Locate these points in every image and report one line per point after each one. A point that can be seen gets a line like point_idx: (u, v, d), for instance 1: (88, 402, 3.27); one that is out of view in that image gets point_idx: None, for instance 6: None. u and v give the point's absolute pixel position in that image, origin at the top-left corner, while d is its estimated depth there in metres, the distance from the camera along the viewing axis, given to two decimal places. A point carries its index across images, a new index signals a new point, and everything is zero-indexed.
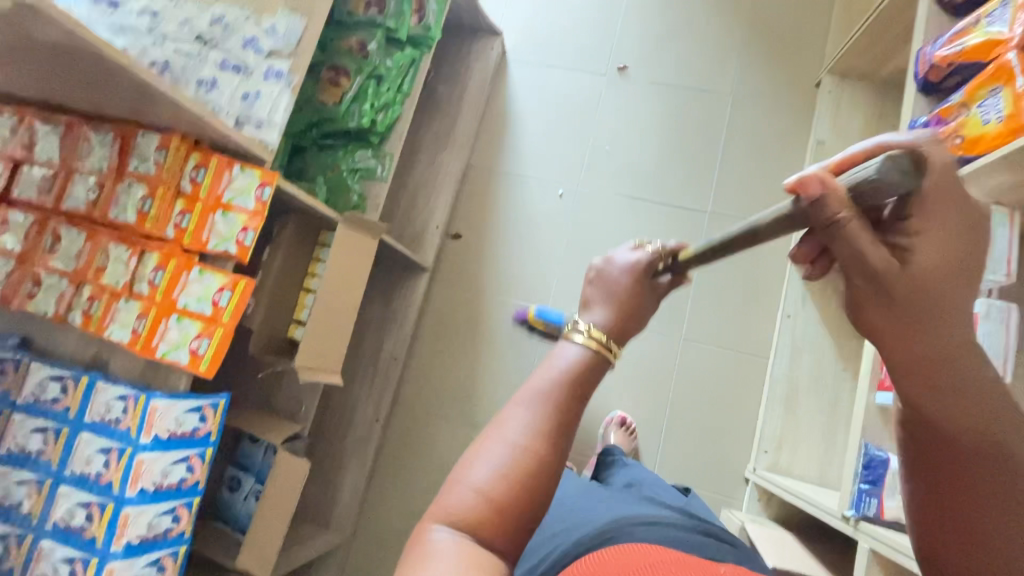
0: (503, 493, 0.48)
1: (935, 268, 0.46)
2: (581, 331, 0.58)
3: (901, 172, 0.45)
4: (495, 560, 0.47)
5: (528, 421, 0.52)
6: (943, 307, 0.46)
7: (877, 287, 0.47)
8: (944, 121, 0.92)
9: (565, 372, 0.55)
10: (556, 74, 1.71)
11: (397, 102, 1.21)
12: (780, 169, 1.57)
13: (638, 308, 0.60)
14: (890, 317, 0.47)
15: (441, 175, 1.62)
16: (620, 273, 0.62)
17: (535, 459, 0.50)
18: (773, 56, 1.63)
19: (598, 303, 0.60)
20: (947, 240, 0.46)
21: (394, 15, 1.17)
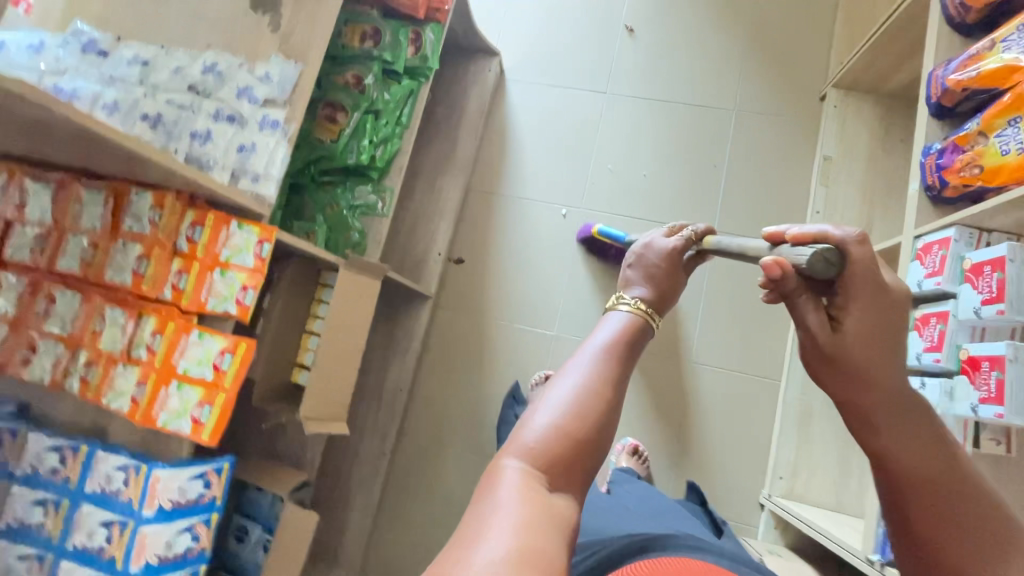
0: (575, 428, 0.51)
1: (864, 334, 0.56)
2: (627, 302, 0.68)
3: (825, 263, 0.56)
4: (562, 493, 0.49)
5: (590, 369, 0.56)
6: (877, 368, 0.56)
7: (816, 348, 0.58)
8: (960, 149, 0.89)
9: (614, 333, 0.62)
10: (555, 93, 1.69)
11: (395, 135, 1.17)
12: (787, 185, 1.54)
13: (670, 287, 0.73)
14: (831, 371, 0.58)
15: (442, 200, 1.59)
16: (656, 257, 0.75)
17: (599, 402, 0.54)
18: (776, 71, 1.60)
19: (640, 281, 0.72)
20: (873, 315, 0.56)
21: (390, 47, 1.15)
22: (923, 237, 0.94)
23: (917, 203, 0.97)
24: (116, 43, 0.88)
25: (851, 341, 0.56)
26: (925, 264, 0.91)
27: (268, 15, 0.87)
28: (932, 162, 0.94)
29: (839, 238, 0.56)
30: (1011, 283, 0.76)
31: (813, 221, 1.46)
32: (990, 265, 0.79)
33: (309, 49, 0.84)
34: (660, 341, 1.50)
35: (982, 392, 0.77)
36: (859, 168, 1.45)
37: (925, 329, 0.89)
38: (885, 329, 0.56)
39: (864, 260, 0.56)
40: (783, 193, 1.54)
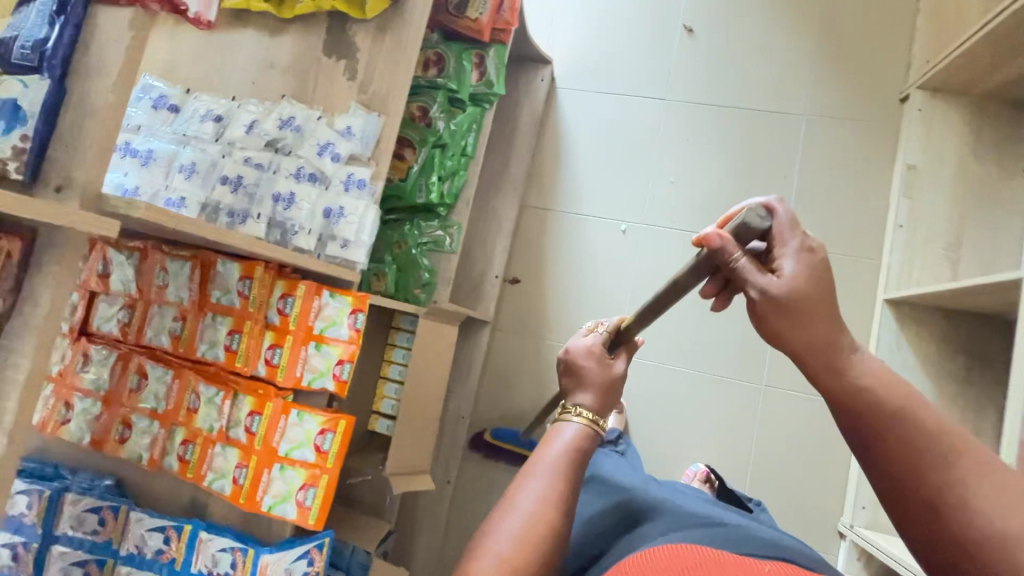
0: (522, 560, 0.54)
1: (802, 280, 0.55)
2: (574, 412, 0.64)
3: (758, 218, 0.56)
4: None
5: (538, 494, 0.58)
6: (819, 319, 0.54)
7: (768, 301, 0.54)
8: None
9: (562, 449, 0.61)
10: (610, 101, 1.60)
11: (462, 167, 1.11)
12: (864, 196, 1.45)
13: (613, 381, 0.67)
14: (784, 321, 0.54)
15: (496, 220, 1.54)
16: (587, 361, 0.67)
17: (547, 529, 0.56)
18: (850, 71, 1.50)
19: (584, 382, 0.66)
20: (808, 257, 0.56)
21: (454, 75, 1.09)
22: None
23: None
24: (185, 97, 0.84)
25: (793, 289, 0.54)
26: None
27: (344, 61, 0.81)
28: None
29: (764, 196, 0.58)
30: None
31: (896, 235, 1.37)
32: None
33: (390, 97, 0.79)
34: (728, 363, 1.44)
35: None
36: (947, 177, 1.35)
37: None
38: (821, 270, 0.55)
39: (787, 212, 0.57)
40: (860, 204, 1.45)
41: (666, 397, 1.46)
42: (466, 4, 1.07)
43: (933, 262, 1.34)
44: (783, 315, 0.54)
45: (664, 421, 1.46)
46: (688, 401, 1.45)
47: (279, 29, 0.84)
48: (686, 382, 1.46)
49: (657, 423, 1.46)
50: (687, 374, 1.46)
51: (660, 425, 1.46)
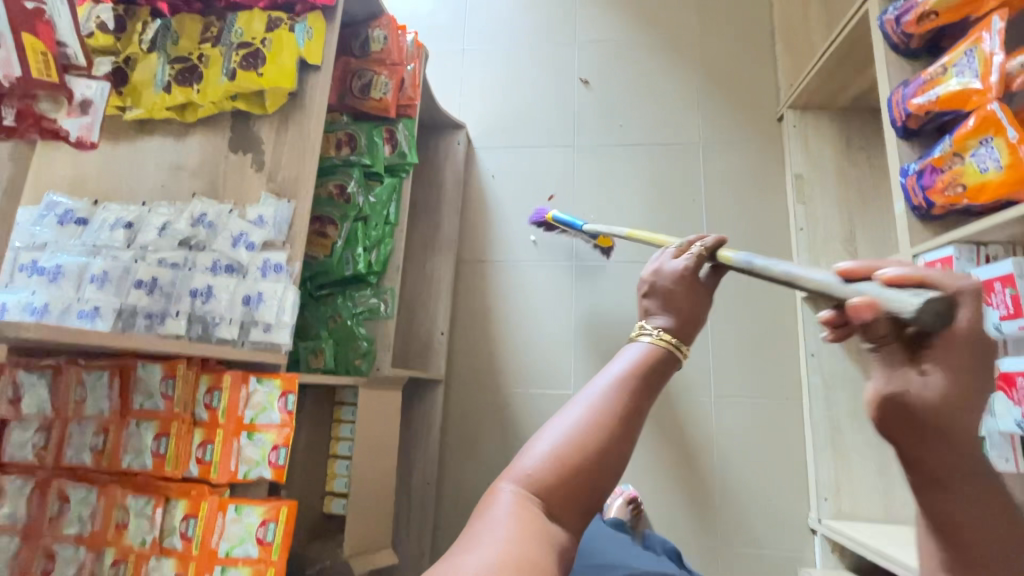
0: (575, 459, 0.49)
1: (954, 399, 0.41)
2: (649, 333, 0.59)
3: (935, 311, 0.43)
4: (559, 520, 0.48)
5: (601, 398, 0.52)
6: (953, 452, 0.42)
7: (894, 408, 0.43)
8: (938, 169, 0.93)
9: (630, 364, 0.56)
10: (526, 152, 1.72)
11: (387, 235, 1.15)
12: (765, 206, 1.58)
13: (694, 315, 0.63)
14: (915, 438, 0.43)
15: (435, 278, 1.59)
16: (673, 281, 0.65)
17: (606, 434, 0.50)
18: (732, 99, 1.67)
19: (670, 304, 0.63)
20: (971, 370, 0.42)
21: (366, 150, 1.15)
22: (922, 255, 0.97)
23: (907, 222, 1.00)
24: (93, 208, 0.85)
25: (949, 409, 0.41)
26: None
27: (250, 154, 0.85)
28: (913, 184, 0.98)
29: (957, 286, 0.43)
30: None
31: (799, 238, 1.50)
32: (1001, 282, 0.81)
33: (299, 182, 0.83)
34: (677, 380, 1.50)
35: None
36: (832, 180, 1.50)
37: None
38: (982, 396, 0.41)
39: (975, 329, 0.42)
40: (765, 214, 1.58)
41: None
42: (369, 87, 1.16)
43: (838, 257, 1.46)
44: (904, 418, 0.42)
45: None
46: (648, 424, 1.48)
47: (184, 132, 0.88)
48: None
49: None
50: None
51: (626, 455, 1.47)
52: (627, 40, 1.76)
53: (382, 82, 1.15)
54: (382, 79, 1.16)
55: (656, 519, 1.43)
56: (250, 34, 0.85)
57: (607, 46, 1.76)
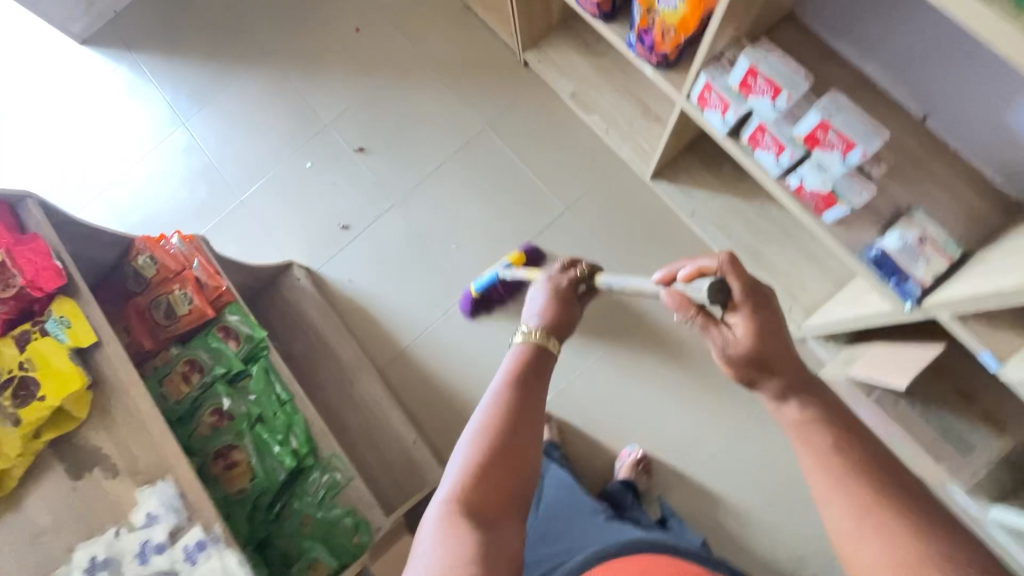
0: (488, 455, 0.69)
1: (758, 336, 0.74)
2: (524, 333, 0.87)
3: (721, 288, 0.76)
4: (484, 509, 0.65)
5: (497, 404, 0.73)
6: (777, 353, 0.73)
7: (734, 357, 0.75)
8: (648, 27, 1.02)
9: (522, 364, 0.81)
10: (360, 242, 1.71)
11: (292, 414, 1.07)
12: (569, 133, 1.66)
13: (570, 316, 0.92)
14: (762, 370, 0.73)
15: (369, 403, 1.50)
16: (556, 286, 0.98)
17: (506, 432, 0.71)
18: (478, 75, 1.74)
19: (558, 297, 0.95)
20: (764, 323, 0.75)
21: (215, 362, 1.09)
22: (690, 93, 1.05)
23: (661, 79, 1.08)
24: None
25: (757, 346, 0.73)
26: (713, 108, 1.01)
27: (97, 468, 0.77)
28: (642, 49, 1.06)
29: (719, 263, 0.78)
30: (772, 76, 0.88)
31: (612, 136, 1.58)
32: (751, 76, 0.90)
33: (163, 453, 0.77)
34: (619, 313, 1.53)
35: (838, 150, 0.86)
36: (599, 80, 1.61)
37: (761, 143, 0.99)
38: (765, 320, 0.75)
39: (747, 288, 0.76)
40: (575, 138, 1.65)
41: (612, 382, 1.51)
42: (172, 308, 1.10)
43: (651, 128, 1.56)
44: (744, 358, 0.74)
45: (629, 396, 1.49)
46: (628, 365, 1.51)
47: (9, 501, 0.76)
48: (613, 356, 1.52)
49: (628, 405, 1.49)
50: (607, 351, 1.52)
51: (631, 404, 1.49)
52: (366, 95, 1.80)
53: (179, 296, 1.10)
54: (178, 293, 1.10)
55: (696, 433, 1.47)
56: (7, 367, 0.78)
57: (355, 112, 1.80)
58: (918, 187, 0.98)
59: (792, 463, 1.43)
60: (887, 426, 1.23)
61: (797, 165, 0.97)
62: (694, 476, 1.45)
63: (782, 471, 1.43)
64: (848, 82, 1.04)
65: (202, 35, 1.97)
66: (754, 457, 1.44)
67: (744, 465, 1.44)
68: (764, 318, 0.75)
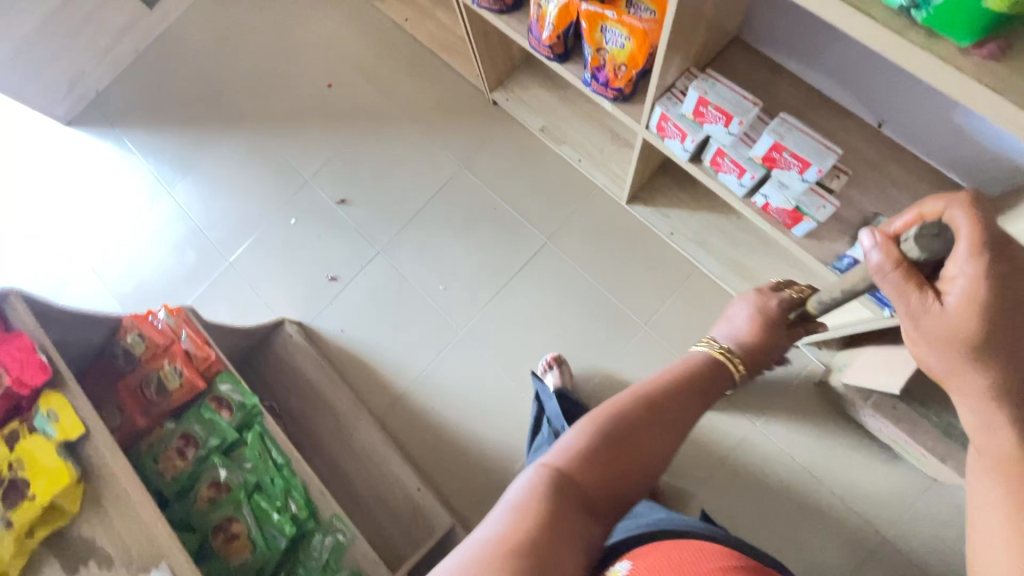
0: (598, 430, 0.76)
1: (970, 306, 0.61)
2: (711, 342, 1.04)
3: (934, 238, 0.62)
4: (586, 480, 0.70)
5: (623, 398, 0.82)
6: (993, 331, 0.61)
7: (924, 323, 0.65)
8: (601, 66, 1.04)
9: (678, 373, 0.91)
10: (350, 292, 1.73)
11: (290, 478, 1.07)
12: (544, 165, 1.69)
13: (769, 341, 1.03)
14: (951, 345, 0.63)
15: (370, 454, 1.49)
16: (769, 303, 1.04)
17: (620, 417, 0.78)
18: (450, 118, 1.78)
19: (769, 312, 1.03)
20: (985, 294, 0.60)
21: (209, 434, 1.09)
22: (649, 123, 1.07)
23: (619, 112, 1.10)
24: None
25: (965, 323, 0.62)
26: (672, 137, 1.04)
27: (93, 562, 0.77)
28: (597, 86, 1.08)
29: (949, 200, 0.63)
30: (722, 104, 0.90)
31: (585, 167, 1.61)
32: (702, 105, 0.92)
33: (157, 541, 0.77)
34: (610, 340, 1.56)
35: (795, 168, 0.88)
36: (567, 112, 1.65)
37: (722, 166, 1.01)
38: (998, 288, 0.60)
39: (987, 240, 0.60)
40: (549, 170, 1.68)
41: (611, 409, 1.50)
42: (163, 385, 1.11)
43: (622, 153, 1.60)
44: (934, 328, 0.64)
45: None
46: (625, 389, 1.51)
47: None
48: (609, 382, 1.52)
49: None
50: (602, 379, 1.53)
51: None
52: (343, 148, 1.85)
53: (169, 371, 1.11)
54: (167, 368, 1.11)
55: (701, 452, 1.45)
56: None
57: (334, 165, 1.84)
58: (882, 194, 0.99)
59: (801, 473, 1.41)
60: (889, 429, 1.21)
61: (759, 186, 0.98)
62: (703, 495, 1.43)
63: (791, 482, 1.41)
64: (802, 96, 1.07)
65: (181, 106, 2.02)
66: (761, 471, 1.42)
67: (753, 480, 1.42)
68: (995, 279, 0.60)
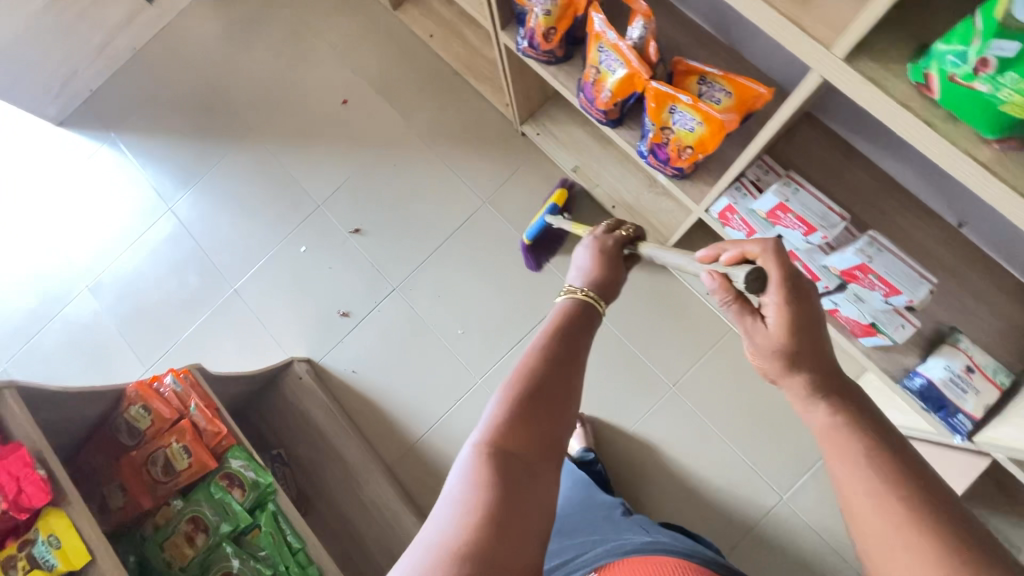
0: (525, 389, 0.60)
1: (787, 331, 0.63)
2: (567, 293, 0.79)
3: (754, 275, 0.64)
4: (522, 454, 0.55)
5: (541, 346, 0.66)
6: (806, 348, 0.63)
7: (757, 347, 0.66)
8: (663, 143, 0.95)
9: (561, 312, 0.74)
10: (360, 330, 1.64)
11: (306, 562, 1.03)
12: (573, 206, 1.59)
13: (617, 280, 0.82)
14: (774, 359, 0.64)
15: (379, 509, 1.42)
16: (607, 244, 0.87)
17: (550, 371, 0.63)
18: (476, 146, 1.67)
19: (607, 254, 0.85)
20: (803, 327, 0.63)
21: (220, 516, 1.02)
22: (710, 207, 0.98)
23: (678, 190, 1.00)
24: None
25: (791, 340, 0.62)
26: (736, 228, 0.97)
27: None
28: (656, 161, 0.99)
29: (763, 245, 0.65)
30: (806, 215, 0.83)
31: (620, 214, 1.51)
32: (780, 211, 0.85)
33: None
34: (634, 398, 1.49)
35: (880, 291, 0.82)
36: (601, 152, 1.54)
37: None
38: (800, 315, 0.63)
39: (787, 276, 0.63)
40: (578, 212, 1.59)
41: (632, 470, 1.45)
42: (171, 463, 1.03)
43: (659, 202, 1.48)
44: (764, 349, 0.65)
45: (651, 484, 1.44)
46: (647, 451, 1.46)
47: None
48: (631, 443, 1.46)
49: (650, 494, 1.43)
50: (625, 439, 1.47)
51: (654, 493, 1.43)
52: (358, 171, 1.73)
53: (178, 449, 1.03)
54: (175, 446, 1.03)
55: (724, 522, 1.40)
56: None
57: (348, 189, 1.73)
58: (958, 304, 0.92)
59: (825, 549, 1.37)
60: None
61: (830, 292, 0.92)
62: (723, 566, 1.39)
63: (816, 560, 1.36)
64: (875, 189, 0.98)
65: (182, 113, 1.88)
66: (783, 545, 1.38)
67: (776, 554, 1.38)
68: (794, 304, 0.63)
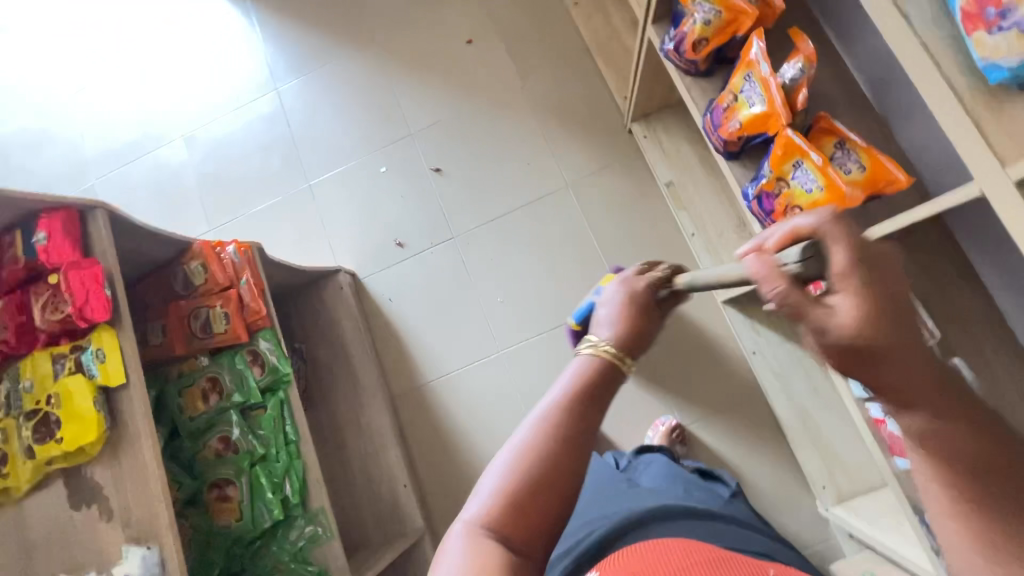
0: (527, 474, 0.54)
1: (864, 322, 0.46)
2: (592, 343, 0.64)
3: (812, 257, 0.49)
4: (515, 546, 0.52)
5: (553, 415, 0.57)
6: (893, 352, 0.46)
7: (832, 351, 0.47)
8: (772, 194, 0.90)
9: (578, 376, 0.61)
10: (409, 264, 1.68)
11: (293, 457, 1.08)
12: (653, 220, 1.56)
13: (648, 331, 0.67)
14: (845, 361, 0.47)
15: (371, 432, 1.50)
16: (643, 288, 0.71)
17: (556, 454, 0.55)
18: (580, 129, 1.64)
19: (645, 300, 0.70)
20: (890, 313, 0.46)
21: (235, 387, 1.09)
22: None
23: None
24: None
25: (867, 334, 0.46)
26: None
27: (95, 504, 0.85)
28: (757, 209, 0.94)
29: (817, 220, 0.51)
30: None
31: (696, 243, 1.47)
32: None
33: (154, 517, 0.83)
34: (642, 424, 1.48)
35: None
36: (700, 174, 1.49)
37: None
38: (885, 299, 0.46)
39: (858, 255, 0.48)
40: (655, 227, 1.55)
41: None
42: (209, 323, 1.10)
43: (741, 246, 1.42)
44: (837, 350, 0.47)
45: None
46: None
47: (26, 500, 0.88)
48: None
49: None
50: None
51: None
52: (460, 114, 1.73)
53: (219, 313, 1.10)
54: (218, 310, 1.10)
55: None
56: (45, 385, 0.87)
57: (444, 129, 1.74)
58: None
59: None
60: None
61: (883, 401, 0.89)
62: None
63: None
64: None
65: (319, 4, 1.92)
66: None
67: None
68: (876, 286, 0.46)
